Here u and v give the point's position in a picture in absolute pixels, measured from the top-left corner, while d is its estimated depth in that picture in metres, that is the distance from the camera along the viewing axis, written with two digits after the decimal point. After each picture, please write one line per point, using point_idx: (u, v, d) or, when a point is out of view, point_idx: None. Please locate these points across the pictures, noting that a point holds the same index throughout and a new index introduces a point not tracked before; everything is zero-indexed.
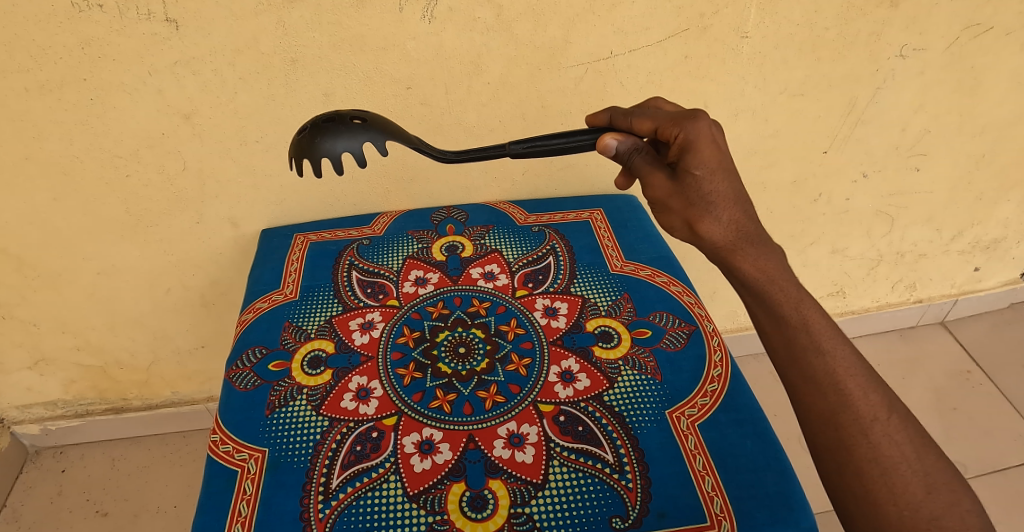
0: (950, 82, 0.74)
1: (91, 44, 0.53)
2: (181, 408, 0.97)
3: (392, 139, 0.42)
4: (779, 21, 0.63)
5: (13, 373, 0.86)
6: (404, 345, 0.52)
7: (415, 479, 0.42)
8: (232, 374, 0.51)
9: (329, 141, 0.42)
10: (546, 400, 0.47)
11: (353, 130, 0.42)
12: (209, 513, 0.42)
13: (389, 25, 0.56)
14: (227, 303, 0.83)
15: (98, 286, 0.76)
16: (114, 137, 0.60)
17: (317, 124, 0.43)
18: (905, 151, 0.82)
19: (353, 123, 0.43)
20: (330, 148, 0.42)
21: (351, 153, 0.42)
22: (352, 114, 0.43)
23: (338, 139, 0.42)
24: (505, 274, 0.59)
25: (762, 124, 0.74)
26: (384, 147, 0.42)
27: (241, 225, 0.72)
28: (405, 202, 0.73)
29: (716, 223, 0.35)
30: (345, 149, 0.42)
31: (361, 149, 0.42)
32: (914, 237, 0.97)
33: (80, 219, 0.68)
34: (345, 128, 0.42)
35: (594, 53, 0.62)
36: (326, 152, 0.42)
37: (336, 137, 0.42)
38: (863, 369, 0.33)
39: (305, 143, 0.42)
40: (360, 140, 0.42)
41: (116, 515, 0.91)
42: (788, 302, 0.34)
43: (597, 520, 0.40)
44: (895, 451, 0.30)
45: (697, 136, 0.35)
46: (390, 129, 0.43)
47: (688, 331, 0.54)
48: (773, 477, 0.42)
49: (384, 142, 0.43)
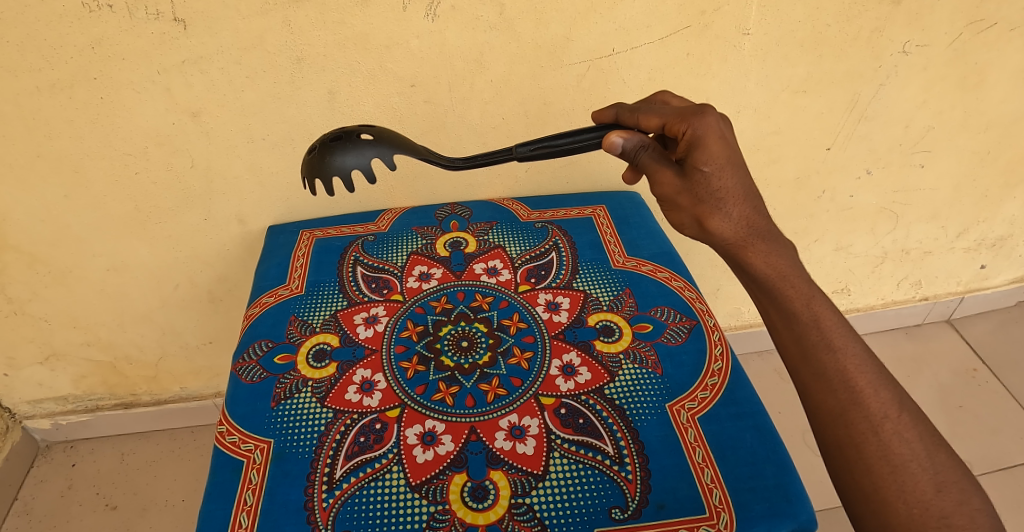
0: (954, 78, 0.74)
1: (101, 44, 0.54)
2: (190, 403, 0.99)
3: (402, 153, 0.43)
4: (781, 17, 0.63)
5: (24, 368, 0.87)
6: (408, 339, 0.52)
7: (418, 470, 0.42)
8: (239, 367, 0.52)
9: (340, 157, 0.43)
10: (547, 393, 0.48)
11: (361, 147, 0.43)
12: (216, 502, 0.42)
13: (393, 24, 0.56)
14: (234, 300, 0.84)
15: (107, 282, 0.77)
16: (123, 135, 0.61)
17: (325, 143, 0.44)
18: (909, 148, 0.82)
19: (361, 140, 0.44)
20: (340, 165, 0.43)
21: (360, 170, 0.43)
22: (360, 131, 0.44)
23: (348, 156, 0.43)
24: (508, 270, 0.60)
25: (764, 121, 0.74)
26: (393, 162, 0.43)
27: (247, 222, 0.73)
28: (408, 198, 0.74)
29: (726, 219, 0.35)
30: (355, 165, 0.43)
31: (370, 164, 0.43)
32: (919, 234, 0.96)
33: (90, 216, 0.69)
34: (353, 145, 0.43)
35: (596, 50, 0.62)
36: (337, 169, 0.43)
37: (345, 154, 0.43)
38: (874, 366, 0.33)
39: (316, 164, 0.43)
40: (368, 156, 0.43)
41: (125, 509, 0.92)
42: (799, 298, 0.34)
43: (598, 511, 0.40)
44: (905, 449, 0.30)
45: (705, 131, 0.35)
46: (397, 143, 0.44)
47: (689, 326, 0.54)
48: (771, 470, 0.42)
49: (392, 156, 0.44)
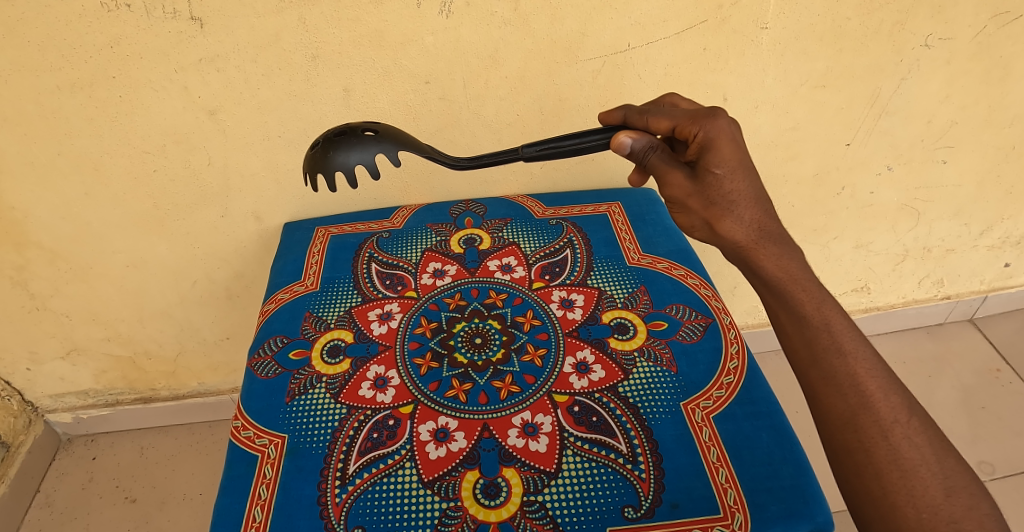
0: (978, 72, 0.72)
1: (119, 43, 0.55)
2: (208, 399, 1.00)
3: (405, 150, 0.43)
4: (799, 11, 0.62)
5: (46, 362, 0.89)
6: (421, 336, 0.53)
7: (431, 467, 0.42)
8: (254, 362, 0.52)
9: (342, 154, 0.43)
10: (560, 390, 0.47)
11: (365, 143, 0.43)
12: (231, 495, 0.43)
13: (408, 21, 0.56)
14: (251, 296, 0.85)
15: (127, 278, 0.79)
16: (141, 133, 0.62)
17: (329, 138, 0.43)
18: (931, 143, 0.80)
19: (365, 136, 0.43)
20: (343, 161, 0.43)
21: (363, 166, 0.43)
22: (364, 128, 0.44)
23: (351, 152, 0.43)
24: (522, 267, 0.60)
25: (783, 117, 0.73)
26: (397, 158, 0.43)
27: (264, 219, 0.74)
28: (424, 195, 0.74)
29: (738, 222, 0.35)
30: (358, 161, 0.43)
31: (373, 161, 0.43)
32: (942, 231, 0.94)
33: (110, 214, 0.70)
34: (357, 141, 0.43)
35: (611, 46, 0.62)
36: (339, 165, 0.43)
37: (349, 151, 0.43)
38: (884, 371, 0.32)
39: (318, 158, 0.43)
40: (373, 152, 0.43)
41: (144, 502, 0.93)
42: (810, 302, 0.34)
43: (610, 510, 0.40)
44: (915, 453, 0.30)
45: (717, 134, 0.35)
46: (402, 140, 0.43)
47: (705, 324, 0.53)
48: (788, 470, 0.41)
49: (396, 153, 0.43)
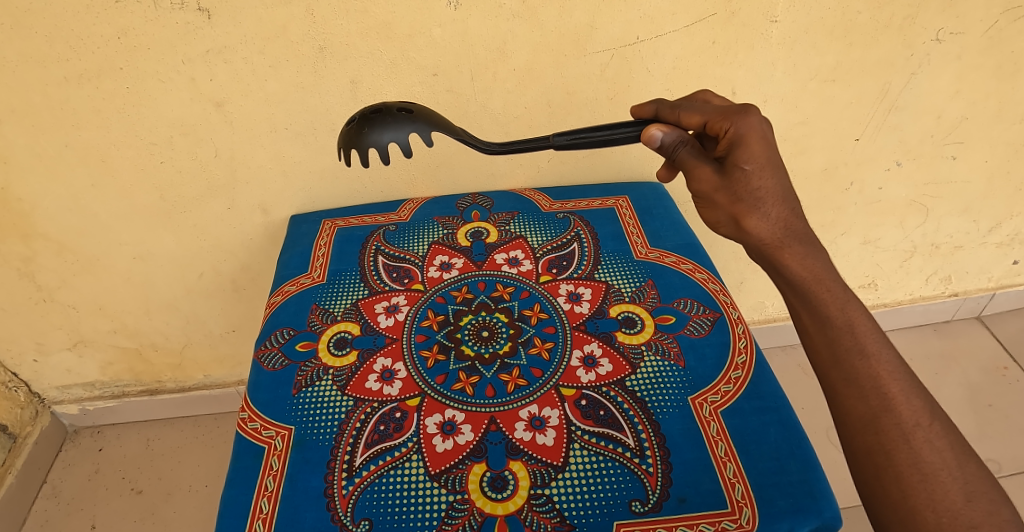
0: (989, 66, 0.71)
1: (127, 34, 0.54)
2: (214, 391, 1.00)
3: (439, 131, 0.43)
4: (811, 4, 0.62)
5: (53, 354, 0.89)
6: (427, 329, 0.52)
7: (437, 459, 0.42)
8: (261, 354, 0.52)
9: (377, 132, 0.43)
10: (568, 384, 0.47)
11: (400, 122, 0.43)
12: (238, 487, 0.43)
13: (416, 12, 0.56)
14: (257, 289, 0.85)
15: (134, 270, 0.79)
16: (149, 125, 0.62)
17: (364, 115, 0.43)
18: (941, 139, 0.79)
19: (400, 115, 0.43)
20: (377, 139, 0.43)
21: (397, 144, 0.43)
22: (399, 106, 0.43)
23: (385, 131, 0.43)
24: (530, 260, 0.59)
25: (792, 111, 0.72)
26: (430, 139, 0.43)
27: (271, 211, 0.74)
28: (430, 188, 0.74)
29: (764, 219, 0.35)
30: (392, 140, 0.43)
31: (407, 140, 0.43)
32: (950, 227, 0.94)
33: (117, 205, 0.70)
34: (392, 120, 0.43)
35: (620, 39, 0.61)
36: (373, 142, 0.43)
37: (383, 130, 0.43)
38: (907, 374, 0.32)
39: (353, 135, 0.43)
40: (406, 131, 0.43)
41: (150, 493, 0.94)
42: (834, 303, 0.34)
43: (618, 503, 0.40)
44: (936, 458, 0.29)
45: (747, 130, 0.35)
46: (435, 121, 0.43)
47: (713, 319, 0.53)
48: (795, 465, 0.41)
49: (429, 133, 0.43)
